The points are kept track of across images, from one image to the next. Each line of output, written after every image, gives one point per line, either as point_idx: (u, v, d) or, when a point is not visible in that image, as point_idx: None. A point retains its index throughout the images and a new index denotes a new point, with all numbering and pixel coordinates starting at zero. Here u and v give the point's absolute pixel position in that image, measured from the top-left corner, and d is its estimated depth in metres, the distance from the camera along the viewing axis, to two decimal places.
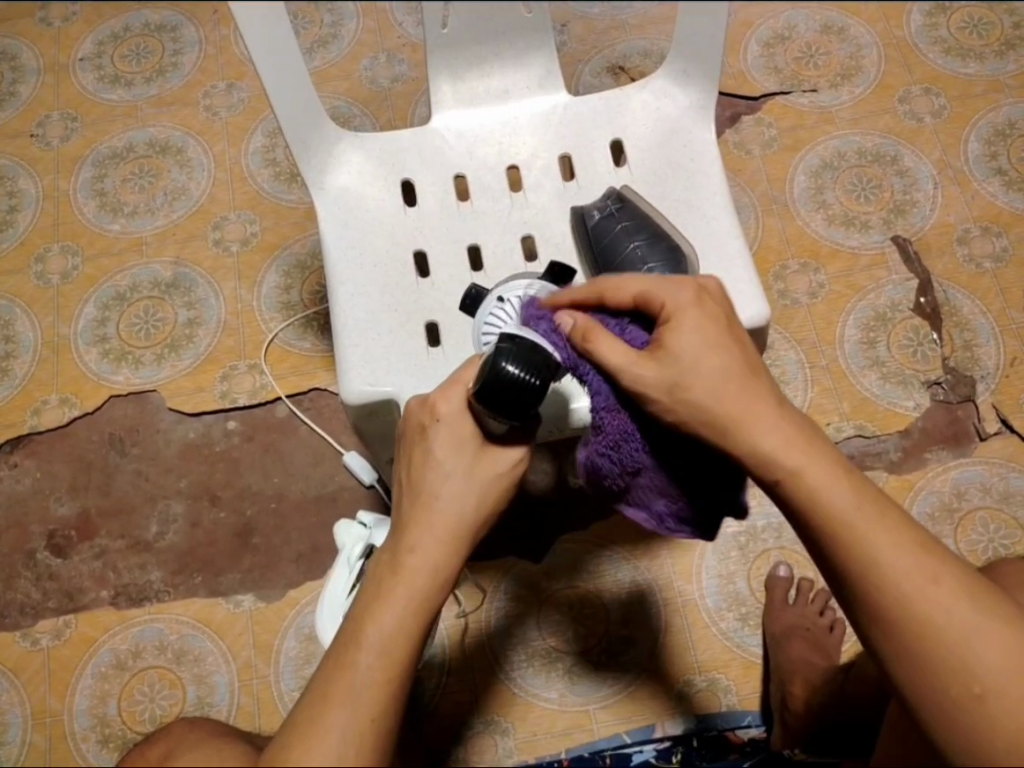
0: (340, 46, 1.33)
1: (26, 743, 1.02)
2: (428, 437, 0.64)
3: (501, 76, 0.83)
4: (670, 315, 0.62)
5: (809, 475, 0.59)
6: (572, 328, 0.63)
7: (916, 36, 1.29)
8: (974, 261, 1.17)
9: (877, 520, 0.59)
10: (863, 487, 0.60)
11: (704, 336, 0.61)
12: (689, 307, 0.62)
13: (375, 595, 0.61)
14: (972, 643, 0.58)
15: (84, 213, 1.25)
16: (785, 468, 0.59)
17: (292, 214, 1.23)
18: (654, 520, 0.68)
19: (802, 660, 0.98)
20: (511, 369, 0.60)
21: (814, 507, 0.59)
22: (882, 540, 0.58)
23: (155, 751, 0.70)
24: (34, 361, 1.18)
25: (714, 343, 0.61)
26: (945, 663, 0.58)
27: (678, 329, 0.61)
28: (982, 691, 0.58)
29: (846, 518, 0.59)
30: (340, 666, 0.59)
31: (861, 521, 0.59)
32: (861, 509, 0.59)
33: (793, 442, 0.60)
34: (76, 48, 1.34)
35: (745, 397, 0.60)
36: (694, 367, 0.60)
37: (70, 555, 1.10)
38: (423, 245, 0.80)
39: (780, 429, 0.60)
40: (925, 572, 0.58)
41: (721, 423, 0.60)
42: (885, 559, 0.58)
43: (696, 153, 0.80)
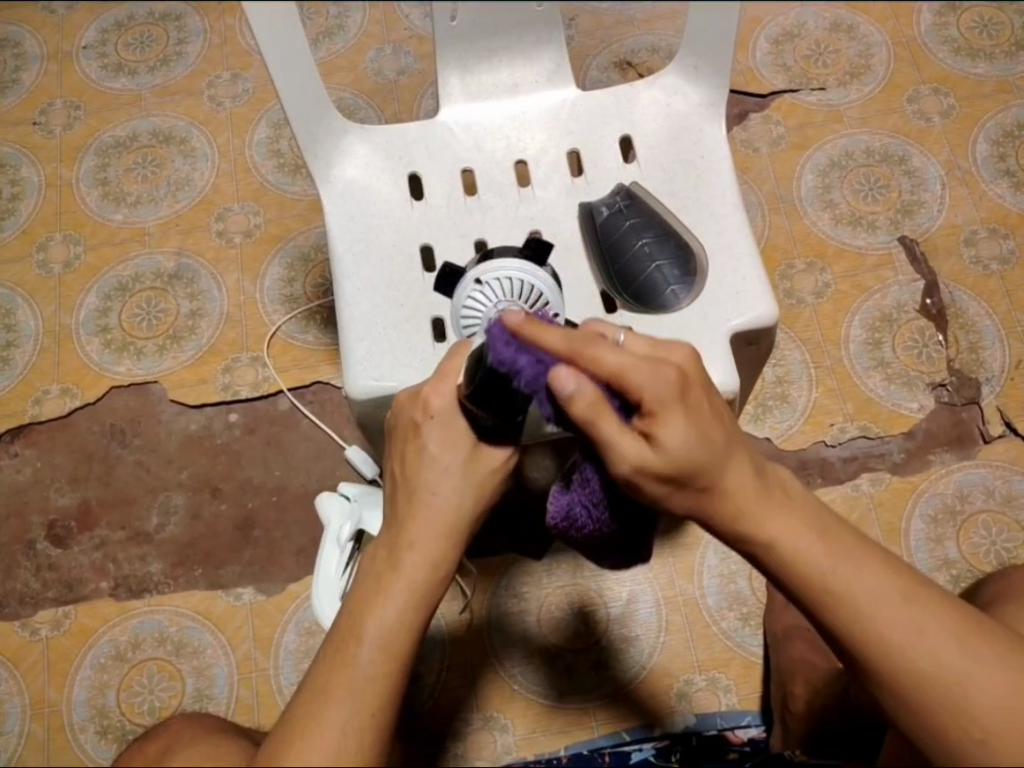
0: (347, 38, 1.32)
1: (24, 733, 1.02)
2: (421, 434, 0.64)
3: (510, 70, 0.82)
4: (652, 409, 0.57)
5: (779, 533, 0.59)
6: (574, 393, 0.56)
7: (925, 35, 1.28)
8: (981, 263, 1.16)
9: (852, 565, 0.58)
10: (837, 536, 0.60)
11: (680, 420, 0.57)
12: (671, 399, 0.57)
13: (373, 590, 0.61)
14: (960, 682, 0.58)
15: (86, 202, 1.24)
16: (759, 538, 0.59)
17: (296, 206, 1.22)
18: (624, 545, 0.74)
19: (802, 661, 0.96)
20: (497, 363, 0.59)
21: (792, 568, 0.59)
22: (858, 585, 0.58)
23: (154, 746, 0.70)
24: (35, 350, 1.18)
25: (692, 425, 0.57)
26: (943, 703, 0.58)
27: (664, 421, 0.57)
28: (977, 730, 0.57)
29: (821, 573, 0.58)
30: (339, 660, 0.59)
31: (836, 575, 0.58)
32: (832, 559, 0.58)
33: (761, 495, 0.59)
34: (80, 35, 1.34)
35: (720, 470, 0.58)
36: (687, 460, 0.58)
37: (70, 545, 1.09)
38: (430, 239, 0.80)
39: (752, 490, 0.59)
40: (908, 617, 0.58)
41: (704, 485, 0.59)
42: (864, 607, 0.58)
43: (705, 151, 0.80)
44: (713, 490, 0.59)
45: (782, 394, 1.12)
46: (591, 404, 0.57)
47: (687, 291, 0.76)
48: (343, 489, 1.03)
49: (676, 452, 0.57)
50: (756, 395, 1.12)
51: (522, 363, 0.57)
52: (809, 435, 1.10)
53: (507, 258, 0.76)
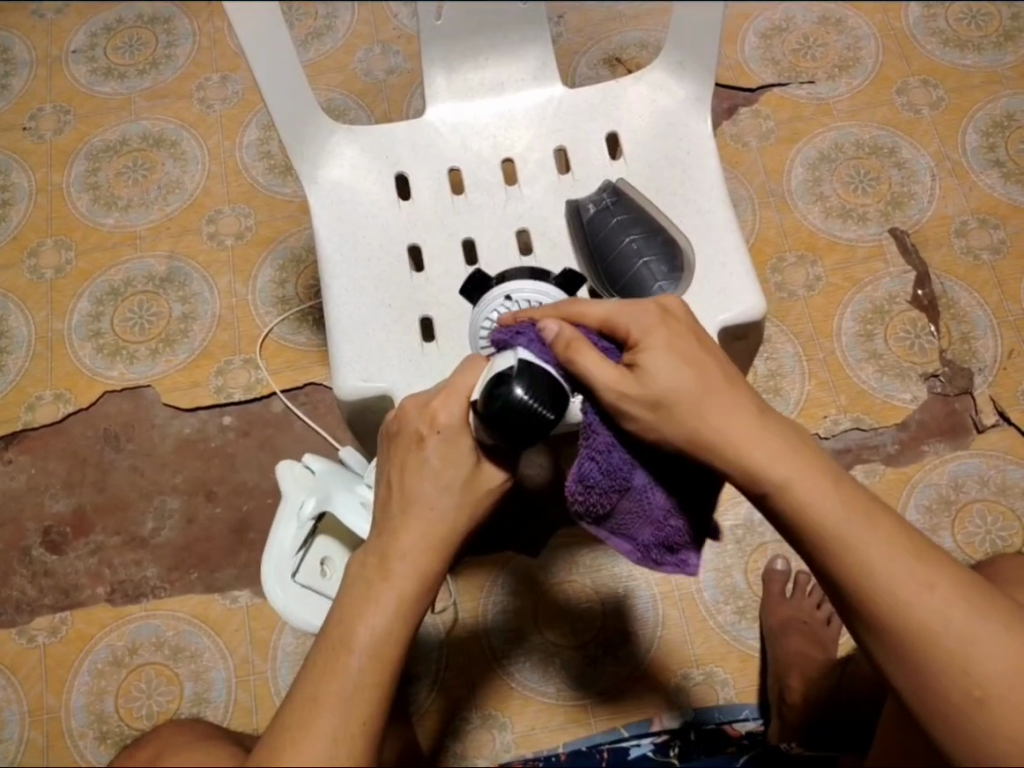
0: (335, 38, 1.32)
1: (23, 740, 1.02)
2: (424, 448, 0.64)
3: (496, 68, 0.82)
4: (636, 340, 0.62)
5: (791, 480, 0.58)
6: (557, 334, 0.63)
7: (913, 26, 1.28)
8: (972, 253, 1.16)
9: (867, 522, 0.57)
10: (849, 490, 0.59)
11: (664, 350, 0.61)
12: (654, 327, 0.62)
13: (362, 593, 0.61)
14: (972, 649, 0.56)
15: (77, 207, 1.24)
16: (770, 481, 0.58)
17: (286, 207, 1.22)
18: (638, 552, 0.68)
19: (798, 653, 0.97)
20: (521, 394, 0.60)
21: (800, 515, 0.58)
22: (875, 542, 0.57)
23: (149, 751, 0.70)
24: (28, 357, 1.18)
25: (675, 354, 0.61)
26: (951, 671, 0.57)
27: (652, 351, 0.61)
28: (985, 696, 0.57)
29: (834, 524, 0.57)
30: (329, 663, 0.59)
31: (851, 528, 0.57)
32: (849, 514, 0.57)
33: (765, 432, 0.59)
34: (68, 40, 1.33)
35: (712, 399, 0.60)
36: (671, 385, 0.60)
37: (66, 551, 1.09)
38: (418, 239, 0.80)
39: (753, 424, 0.59)
40: (921, 579, 0.57)
41: (697, 419, 0.60)
42: (876, 567, 0.57)
43: (692, 147, 0.80)
44: (708, 425, 0.60)
45: (775, 387, 1.12)
46: (570, 344, 0.62)
47: (674, 286, 0.77)
48: (308, 459, 0.95)
49: (660, 379, 0.60)
50: (749, 389, 1.12)
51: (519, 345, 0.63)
52: (803, 428, 1.11)
53: (523, 279, 0.75)
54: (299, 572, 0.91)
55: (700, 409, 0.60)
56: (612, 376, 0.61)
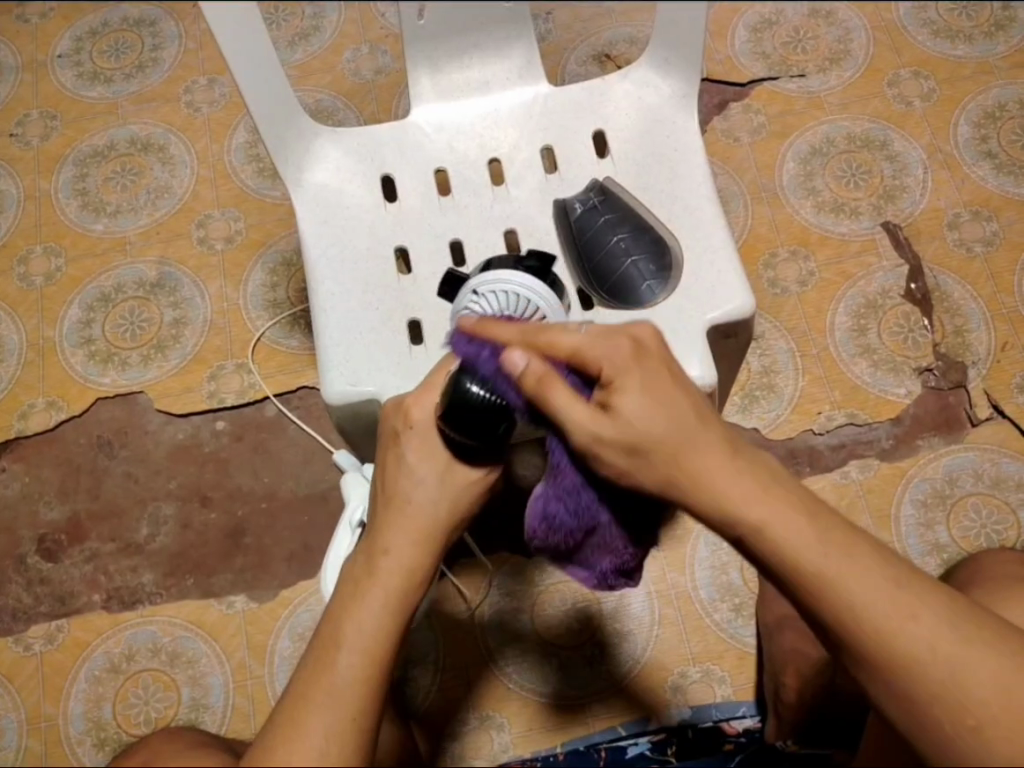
0: (323, 39, 1.32)
1: (21, 749, 1.02)
2: (401, 443, 0.65)
3: (481, 68, 0.82)
4: (611, 378, 0.60)
5: (766, 524, 0.55)
6: (524, 370, 0.61)
7: (904, 18, 1.27)
8: (965, 245, 1.16)
9: (847, 560, 0.55)
10: (831, 528, 0.55)
11: (638, 392, 0.59)
12: (628, 367, 0.60)
13: (351, 599, 0.61)
14: (956, 671, 0.55)
15: (66, 213, 1.24)
16: (745, 526, 0.55)
17: (276, 210, 1.22)
18: (595, 578, 0.73)
19: (794, 651, 0.95)
20: (474, 389, 0.62)
21: (779, 558, 0.55)
22: (857, 572, 0.54)
23: (143, 762, 0.70)
24: (19, 364, 1.17)
25: (649, 396, 0.59)
26: (937, 695, 0.55)
27: (625, 392, 0.59)
28: (971, 721, 0.55)
29: (815, 562, 0.54)
30: (318, 665, 0.59)
31: (831, 564, 0.54)
32: (829, 548, 0.55)
33: (744, 477, 0.56)
34: (54, 45, 1.33)
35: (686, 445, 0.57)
36: (645, 431, 0.58)
37: (61, 559, 1.09)
38: (404, 241, 0.79)
39: (728, 469, 0.56)
40: (901, 607, 0.54)
41: (674, 465, 0.57)
42: (856, 600, 0.54)
43: (679, 144, 0.79)
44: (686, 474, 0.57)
45: (769, 384, 1.12)
46: (539, 380, 0.60)
47: (661, 286, 0.76)
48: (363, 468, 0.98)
49: (633, 423, 0.58)
50: (742, 386, 1.12)
51: (480, 358, 0.63)
52: (797, 424, 1.10)
53: (505, 270, 0.73)
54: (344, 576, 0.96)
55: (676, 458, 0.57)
56: (586, 417, 0.59)
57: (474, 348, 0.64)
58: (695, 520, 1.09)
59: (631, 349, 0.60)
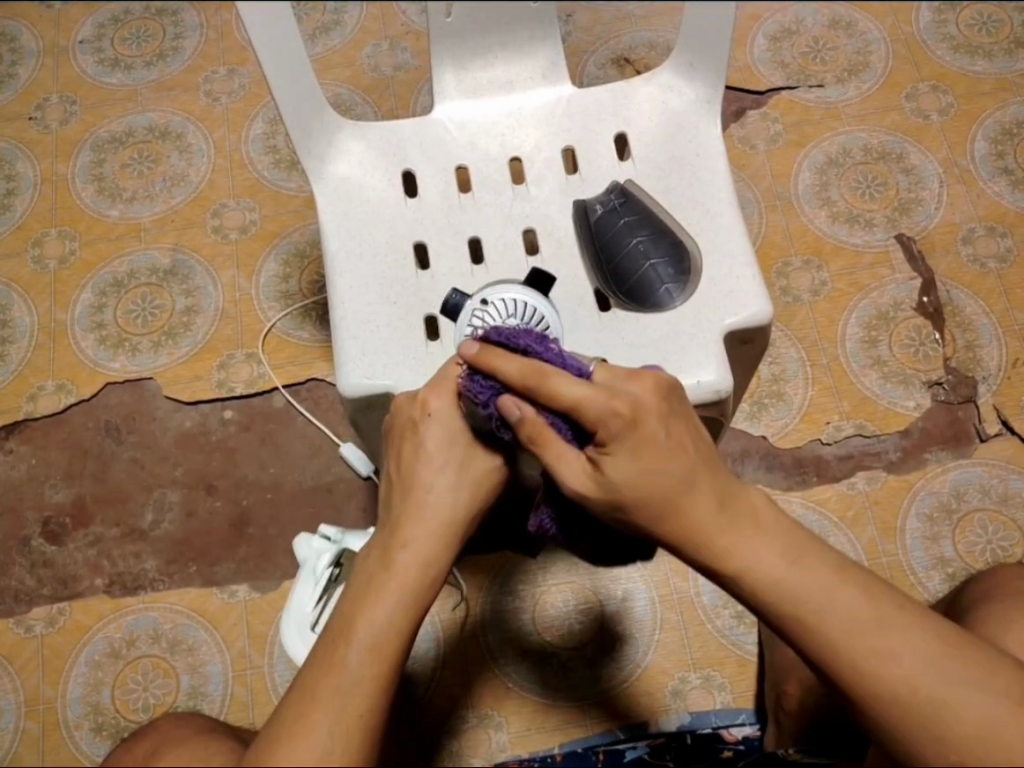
0: (343, 33, 1.32)
1: (19, 729, 1.02)
2: (421, 434, 0.65)
3: (505, 67, 0.82)
4: (606, 440, 0.57)
5: (739, 550, 0.55)
6: (556, 356, 0.62)
7: (924, 32, 1.27)
8: (978, 261, 1.16)
9: (820, 586, 0.54)
10: (807, 558, 0.55)
11: (654, 419, 0.56)
12: (651, 401, 0.57)
13: (368, 587, 0.61)
14: (941, 702, 0.53)
15: (82, 198, 1.24)
16: (719, 554, 0.55)
17: (292, 202, 1.22)
18: (585, 556, 0.74)
19: (794, 662, 0.96)
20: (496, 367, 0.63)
21: (753, 584, 0.55)
22: (833, 603, 0.54)
23: (145, 746, 0.70)
24: (30, 347, 1.17)
25: (664, 426, 0.56)
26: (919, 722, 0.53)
27: (616, 454, 0.56)
28: (961, 756, 0.53)
29: (793, 592, 0.54)
30: (326, 661, 0.58)
31: (804, 594, 0.54)
32: (802, 581, 0.54)
33: (725, 517, 0.55)
34: (76, 30, 1.33)
35: (683, 485, 0.55)
36: (649, 470, 0.56)
37: (65, 542, 1.09)
38: (424, 237, 0.79)
39: (711, 508, 0.55)
40: (876, 631, 0.54)
41: (663, 503, 0.56)
42: (828, 620, 0.54)
43: (701, 149, 0.79)
44: (672, 518, 0.56)
45: (778, 392, 1.12)
46: (565, 364, 0.60)
47: (680, 289, 0.76)
48: (320, 528, 1.03)
49: (632, 458, 0.56)
50: (751, 393, 1.12)
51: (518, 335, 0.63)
52: (805, 433, 1.10)
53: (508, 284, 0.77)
54: (318, 623, 0.98)
55: (666, 503, 0.56)
56: (605, 408, 0.59)
57: (498, 329, 0.64)
58: None
59: (652, 388, 0.57)
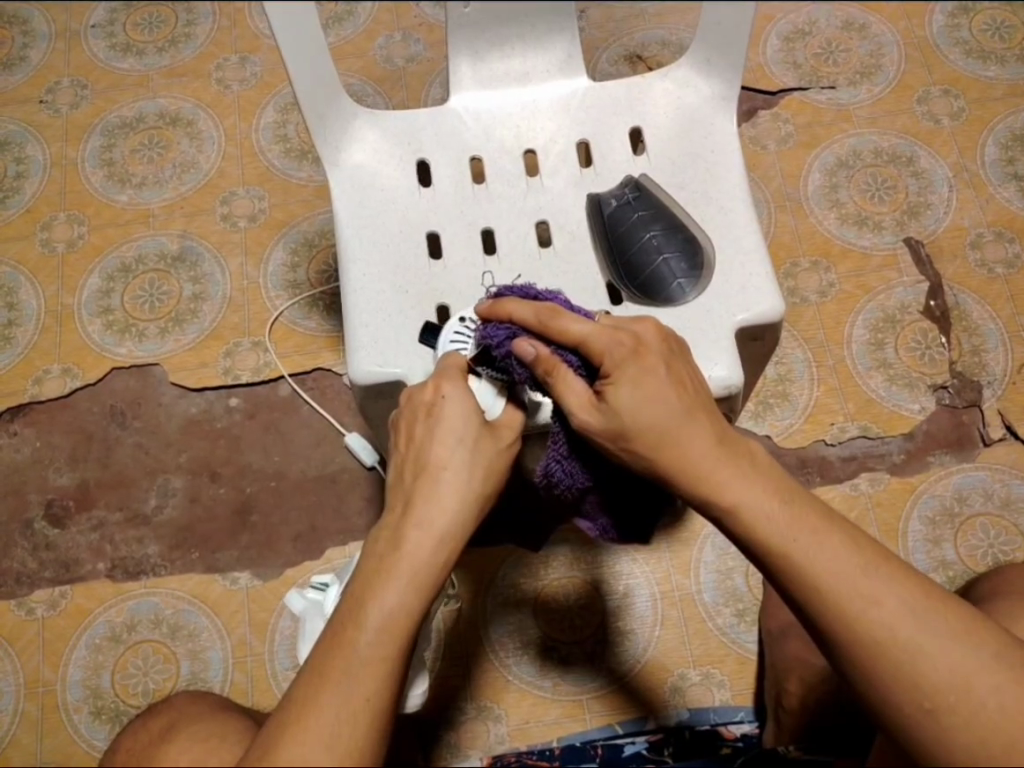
0: (356, 24, 1.32)
1: (18, 712, 1.02)
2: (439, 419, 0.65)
3: (522, 59, 0.82)
4: (608, 372, 0.60)
5: (739, 501, 0.57)
6: (534, 358, 0.62)
7: (937, 36, 1.28)
8: (986, 266, 1.16)
9: (813, 529, 0.56)
10: (802, 507, 0.57)
11: (629, 385, 0.59)
12: (626, 361, 0.60)
13: (379, 567, 0.60)
14: (920, 656, 0.55)
15: (91, 182, 1.24)
16: (719, 501, 0.58)
17: (301, 191, 1.22)
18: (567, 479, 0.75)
19: (798, 659, 0.95)
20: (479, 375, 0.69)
21: (750, 525, 0.57)
22: (820, 546, 0.56)
23: (159, 725, 0.72)
24: (37, 330, 1.17)
25: (640, 391, 0.59)
26: (898, 676, 0.55)
27: (620, 384, 0.60)
28: (933, 705, 0.55)
29: (773, 532, 0.56)
30: (337, 640, 0.58)
31: (799, 538, 0.56)
32: (791, 525, 0.57)
33: (722, 453, 0.58)
34: (88, 14, 1.33)
35: (680, 428, 0.59)
36: (648, 423, 0.59)
37: (68, 525, 1.09)
38: (437, 226, 0.79)
39: (711, 449, 0.58)
40: (868, 587, 0.55)
41: (662, 449, 0.59)
42: (821, 562, 0.56)
43: (717, 145, 0.80)
44: (670, 452, 0.59)
45: (783, 392, 1.12)
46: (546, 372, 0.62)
47: (693, 284, 0.76)
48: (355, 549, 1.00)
49: (623, 415, 0.59)
50: (757, 393, 1.12)
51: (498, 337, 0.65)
52: (810, 434, 1.10)
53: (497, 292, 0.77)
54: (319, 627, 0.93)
55: (667, 438, 0.59)
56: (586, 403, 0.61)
57: (493, 328, 0.66)
58: (702, 524, 1.09)
59: (656, 330, 0.61)
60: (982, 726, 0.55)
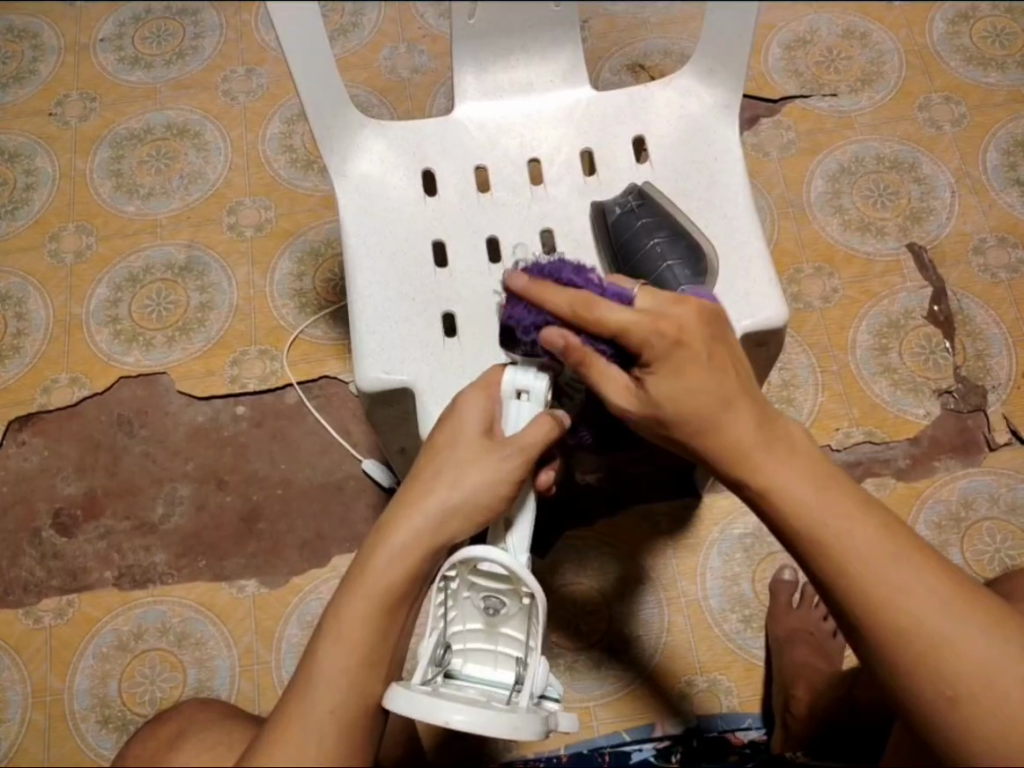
0: (361, 35, 1.33)
1: (25, 721, 1.03)
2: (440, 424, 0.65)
3: (526, 69, 0.83)
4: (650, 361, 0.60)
5: (776, 481, 0.60)
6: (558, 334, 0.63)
7: (938, 44, 1.28)
8: (989, 271, 1.16)
9: (844, 511, 0.59)
10: (840, 490, 0.60)
11: (670, 378, 0.60)
12: (677, 350, 0.60)
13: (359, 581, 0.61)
14: (946, 647, 0.57)
15: (99, 193, 1.25)
16: (755, 477, 0.60)
17: (307, 201, 1.23)
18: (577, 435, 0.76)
19: (804, 664, 0.97)
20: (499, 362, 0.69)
21: (788, 500, 0.60)
22: (851, 526, 0.58)
23: (170, 732, 0.72)
24: (45, 339, 1.18)
25: (680, 384, 0.60)
26: (922, 664, 0.57)
27: (658, 374, 0.60)
28: (954, 697, 0.57)
29: (809, 509, 0.59)
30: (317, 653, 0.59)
31: (832, 515, 0.59)
32: (824, 505, 0.59)
33: (762, 436, 0.60)
34: (98, 28, 1.35)
35: (721, 414, 0.60)
36: (690, 411, 0.60)
37: (75, 534, 1.10)
38: (442, 234, 0.80)
39: (752, 428, 0.60)
40: (892, 572, 0.58)
41: (700, 432, 0.61)
42: (849, 544, 0.58)
43: (720, 152, 0.80)
44: (708, 436, 0.61)
45: (789, 398, 1.13)
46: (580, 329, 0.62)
47: (697, 290, 0.76)
48: None
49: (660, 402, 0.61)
50: None
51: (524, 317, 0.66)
52: (815, 439, 1.11)
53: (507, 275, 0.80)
54: None
55: (702, 425, 0.60)
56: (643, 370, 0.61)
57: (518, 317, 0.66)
58: (708, 531, 1.09)
59: (698, 314, 0.60)
60: (1004, 721, 0.56)
